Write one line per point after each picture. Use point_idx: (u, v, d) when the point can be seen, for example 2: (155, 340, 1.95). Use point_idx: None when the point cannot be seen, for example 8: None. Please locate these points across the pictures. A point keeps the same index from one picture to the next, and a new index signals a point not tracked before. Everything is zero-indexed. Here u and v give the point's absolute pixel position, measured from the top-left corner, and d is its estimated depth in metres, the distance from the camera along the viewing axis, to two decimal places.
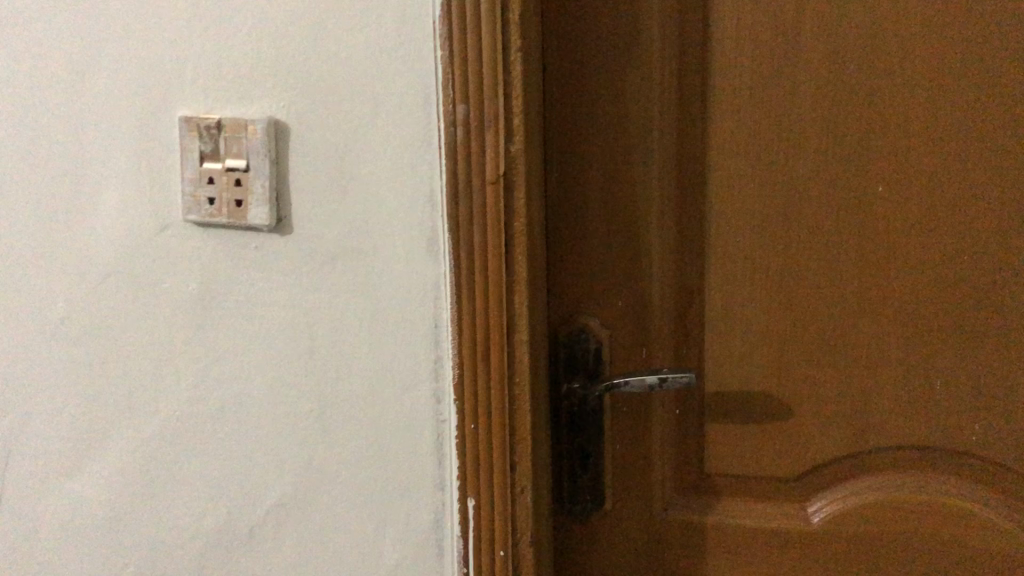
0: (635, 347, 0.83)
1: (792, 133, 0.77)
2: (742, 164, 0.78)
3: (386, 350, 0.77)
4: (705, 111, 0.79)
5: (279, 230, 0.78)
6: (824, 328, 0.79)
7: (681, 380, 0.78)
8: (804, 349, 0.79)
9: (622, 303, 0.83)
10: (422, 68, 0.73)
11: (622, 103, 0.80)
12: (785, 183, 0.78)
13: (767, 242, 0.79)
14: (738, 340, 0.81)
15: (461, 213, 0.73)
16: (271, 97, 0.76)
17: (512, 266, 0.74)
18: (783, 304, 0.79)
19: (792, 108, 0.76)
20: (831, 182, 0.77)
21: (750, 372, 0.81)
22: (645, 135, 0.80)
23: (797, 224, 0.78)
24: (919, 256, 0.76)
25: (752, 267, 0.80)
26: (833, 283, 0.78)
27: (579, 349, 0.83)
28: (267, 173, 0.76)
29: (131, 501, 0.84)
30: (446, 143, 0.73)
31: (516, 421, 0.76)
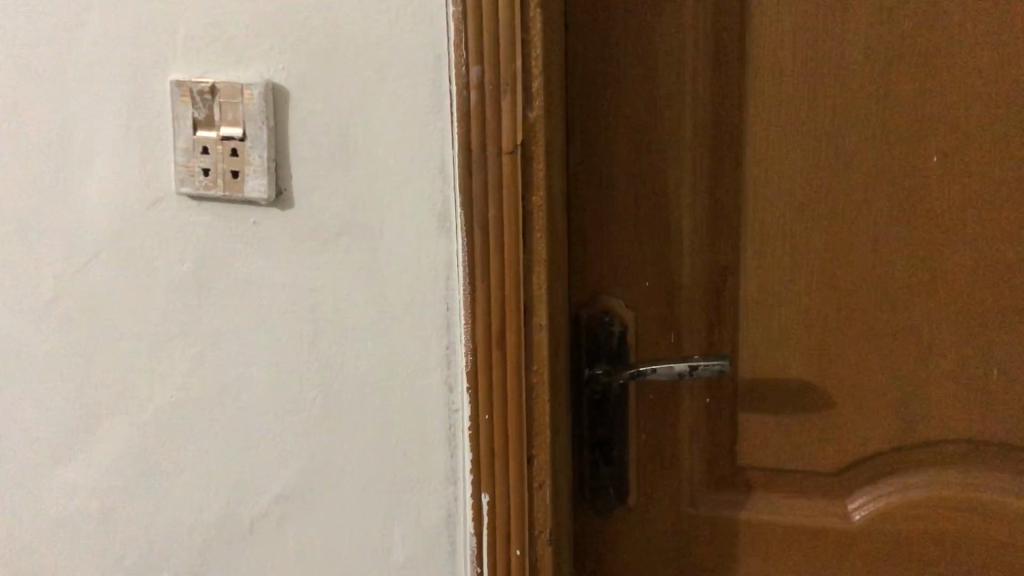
0: (662, 331, 0.77)
1: (837, 96, 0.70)
2: (781, 132, 0.71)
3: (395, 334, 0.72)
4: (743, 74, 0.72)
5: (279, 203, 0.72)
6: (868, 311, 0.72)
7: (713, 368, 0.72)
8: (846, 334, 0.73)
9: (649, 284, 0.77)
10: (433, 28, 0.67)
11: (651, 64, 0.73)
12: (828, 153, 0.71)
13: (807, 217, 0.72)
14: (774, 324, 0.74)
15: (474, 186, 0.67)
16: (268, 60, 0.70)
17: (530, 243, 0.68)
18: (823, 285, 0.73)
19: (837, 70, 0.69)
20: (860, 153, 0.70)
21: (787, 358, 0.75)
22: (676, 100, 0.73)
23: (841, 197, 0.71)
24: (953, 235, 0.70)
25: (790, 245, 0.73)
26: (859, 264, 0.72)
27: (602, 333, 0.77)
28: (265, 142, 0.70)
29: (129, 489, 0.80)
30: (459, 109, 0.67)
31: (533, 411, 0.70)
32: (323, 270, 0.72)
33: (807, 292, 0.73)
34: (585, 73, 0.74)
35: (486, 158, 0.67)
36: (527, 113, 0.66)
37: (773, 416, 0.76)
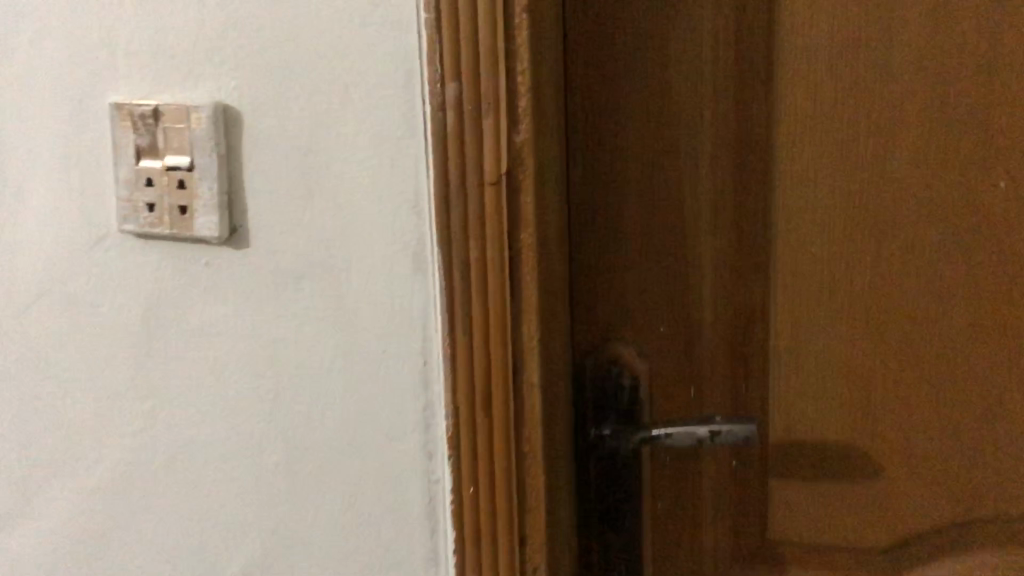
0: (680, 384, 0.67)
1: (883, 115, 0.61)
2: (819, 156, 0.62)
3: (365, 392, 0.62)
4: (772, 89, 0.62)
5: (232, 242, 0.63)
6: (920, 361, 0.63)
7: (742, 435, 0.62)
8: (894, 386, 0.64)
9: (664, 329, 0.66)
10: (403, 39, 0.57)
11: (665, 77, 0.63)
12: (873, 180, 0.62)
13: (849, 254, 0.63)
14: (812, 377, 0.65)
15: (453, 223, 0.58)
16: (218, 77, 0.61)
17: (519, 288, 0.58)
18: (869, 331, 0.64)
19: (883, 84, 0.61)
20: (909, 180, 0.62)
21: (827, 414, 0.65)
22: (695, 118, 0.63)
23: (888, 230, 0.62)
24: (991, 268, 0.62)
25: (830, 284, 0.64)
26: (888, 299, 0.63)
27: (608, 387, 0.67)
28: (216, 172, 0.61)
29: (76, 561, 0.71)
30: (434, 132, 0.57)
31: (525, 481, 0.60)
32: (285, 319, 0.63)
33: (834, 332, 0.64)
34: (587, 87, 0.64)
35: (466, 189, 0.57)
36: (514, 136, 0.56)
37: (807, 476, 0.66)
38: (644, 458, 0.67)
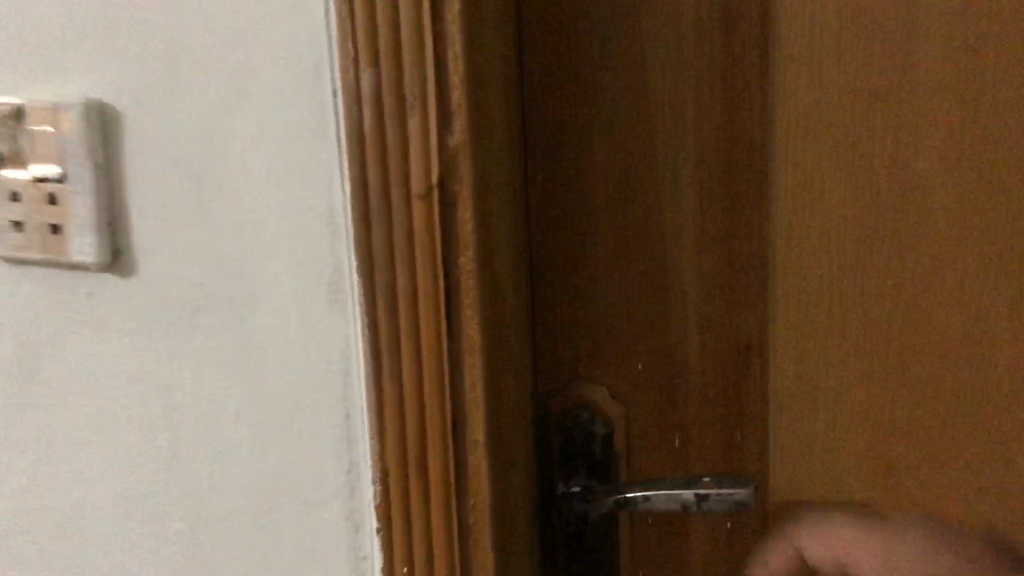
0: (661, 433, 0.58)
1: (903, 114, 0.52)
2: (827, 163, 0.54)
3: (277, 451, 0.51)
4: (767, 87, 0.54)
5: (117, 268, 0.52)
6: (951, 397, 0.55)
7: (737, 498, 0.54)
8: (922, 428, 0.56)
9: (642, 368, 0.57)
10: (308, 18, 0.46)
11: (639, 73, 0.54)
12: (893, 191, 0.53)
13: (866, 277, 0.55)
14: (823, 420, 0.57)
15: (374, 246, 0.46)
16: (95, 72, 0.51)
17: (458, 327, 0.47)
18: (890, 366, 0.55)
19: (902, 78, 0.52)
20: (935, 188, 0.53)
21: (841, 462, 0.57)
22: (675, 121, 0.54)
23: (912, 249, 0.54)
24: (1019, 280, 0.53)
25: (843, 312, 0.55)
26: (902, 320, 0.55)
27: (576, 437, 0.58)
28: (88, 185, 0.51)
29: None
30: (348, 134, 0.46)
31: (471, 562, 0.49)
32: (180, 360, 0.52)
33: (839, 357, 0.56)
34: None
35: (389, 206, 0.46)
36: (447, 139, 0.45)
37: None
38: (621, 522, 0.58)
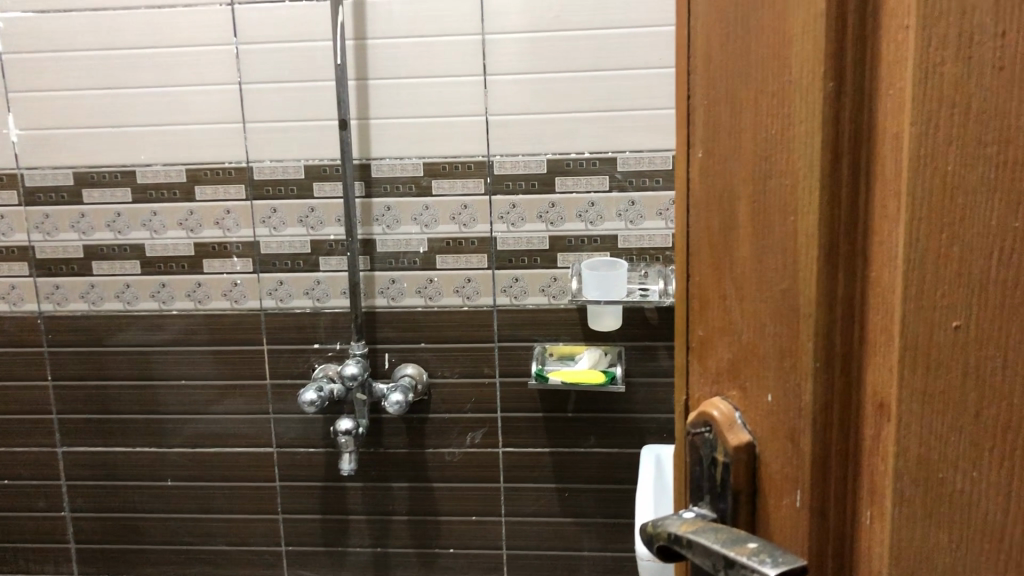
0: (731, 462, 0.47)
1: (881, 110, 0.38)
2: (858, 154, 0.39)
3: None
4: (766, 63, 0.43)
5: None
6: (980, 489, 0.37)
7: (775, 560, 0.40)
8: (949, 525, 0.38)
9: (710, 372, 0.51)
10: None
11: (699, 45, 0.49)
12: (887, 209, 0.38)
13: (883, 317, 0.39)
14: (865, 496, 0.41)
15: None
16: None
17: None
18: (905, 450, 0.38)
19: (884, 70, 0.38)
20: (910, 207, 0.37)
21: (874, 546, 0.40)
22: (727, 94, 0.47)
23: (918, 296, 0.37)
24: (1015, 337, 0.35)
25: (877, 366, 0.40)
26: (921, 388, 0.37)
27: (703, 477, 0.50)
28: None
29: None
30: None
31: None
32: None
33: (878, 421, 0.40)
34: None
35: None
36: None
37: None
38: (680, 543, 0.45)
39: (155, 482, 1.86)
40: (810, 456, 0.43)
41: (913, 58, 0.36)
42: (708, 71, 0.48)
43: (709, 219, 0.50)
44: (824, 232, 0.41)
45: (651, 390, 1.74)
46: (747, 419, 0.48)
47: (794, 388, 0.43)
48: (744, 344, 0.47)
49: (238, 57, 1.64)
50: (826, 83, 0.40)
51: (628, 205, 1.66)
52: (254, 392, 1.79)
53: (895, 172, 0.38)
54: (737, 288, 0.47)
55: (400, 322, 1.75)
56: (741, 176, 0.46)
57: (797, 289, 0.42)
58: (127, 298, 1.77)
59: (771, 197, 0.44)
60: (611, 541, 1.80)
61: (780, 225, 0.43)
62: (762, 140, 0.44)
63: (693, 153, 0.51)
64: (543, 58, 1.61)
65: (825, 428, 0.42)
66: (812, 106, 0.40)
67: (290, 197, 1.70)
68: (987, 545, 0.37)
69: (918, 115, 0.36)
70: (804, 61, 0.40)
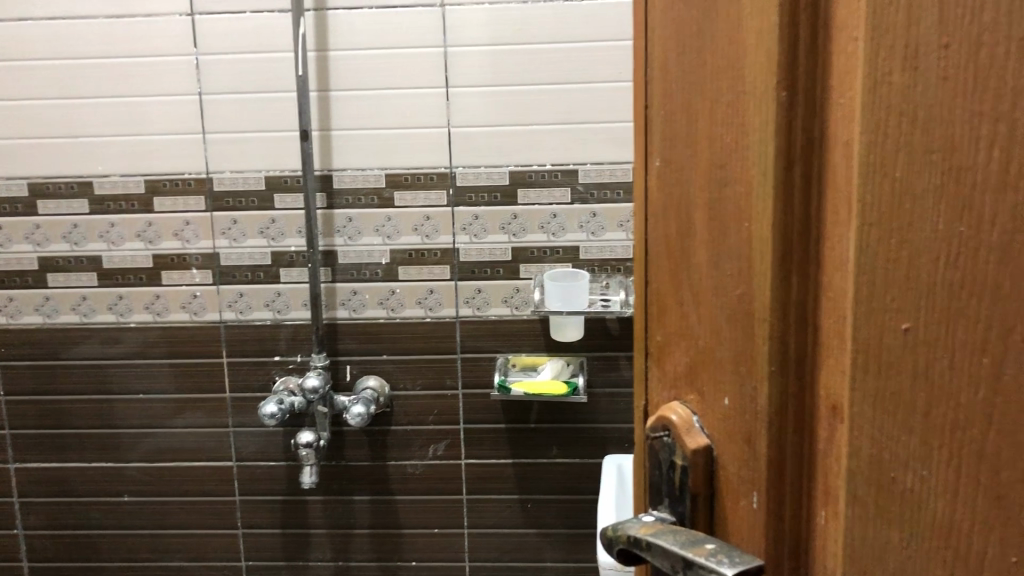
0: (691, 465, 0.48)
1: (832, 120, 0.39)
2: (811, 162, 0.40)
3: None
4: (721, 73, 0.44)
5: None
6: (930, 487, 0.38)
7: (733, 562, 0.41)
8: (899, 523, 0.39)
9: (668, 377, 0.52)
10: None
11: (656, 54, 0.50)
12: (839, 214, 0.39)
13: (835, 320, 0.40)
14: (820, 495, 0.42)
15: None
16: None
17: None
18: (857, 451, 0.39)
19: (834, 79, 0.39)
20: (860, 212, 0.38)
21: (828, 544, 0.41)
22: (683, 102, 0.47)
23: (868, 299, 0.38)
24: (962, 338, 0.36)
25: (830, 368, 0.41)
26: (872, 389, 0.38)
27: (664, 480, 0.51)
28: None
29: None
30: None
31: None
32: None
33: (832, 422, 0.41)
34: None
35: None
36: None
37: None
38: (640, 546, 0.45)
39: (111, 498, 1.83)
40: (767, 459, 0.43)
41: (862, 67, 0.37)
42: (664, 81, 0.49)
43: (667, 227, 0.51)
44: (778, 237, 0.41)
45: (613, 401, 1.75)
46: (705, 422, 0.48)
47: (751, 392, 0.44)
48: (701, 349, 0.48)
49: (198, 68, 1.63)
50: (778, 93, 0.40)
51: (589, 217, 1.68)
52: (213, 406, 1.77)
53: (845, 178, 0.39)
54: (694, 294, 0.48)
55: (362, 334, 1.75)
56: (697, 184, 0.47)
57: (753, 293, 0.43)
58: (83, 311, 1.75)
59: (726, 205, 0.44)
60: (573, 552, 1.81)
61: (736, 232, 0.44)
62: (718, 149, 0.45)
63: (651, 161, 0.52)
64: (505, 71, 1.62)
65: (780, 430, 0.43)
66: (765, 115, 0.41)
67: (250, 209, 1.68)
68: (935, 542, 0.38)
69: (866, 124, 0.37)
70: (758, 71, 0.41)
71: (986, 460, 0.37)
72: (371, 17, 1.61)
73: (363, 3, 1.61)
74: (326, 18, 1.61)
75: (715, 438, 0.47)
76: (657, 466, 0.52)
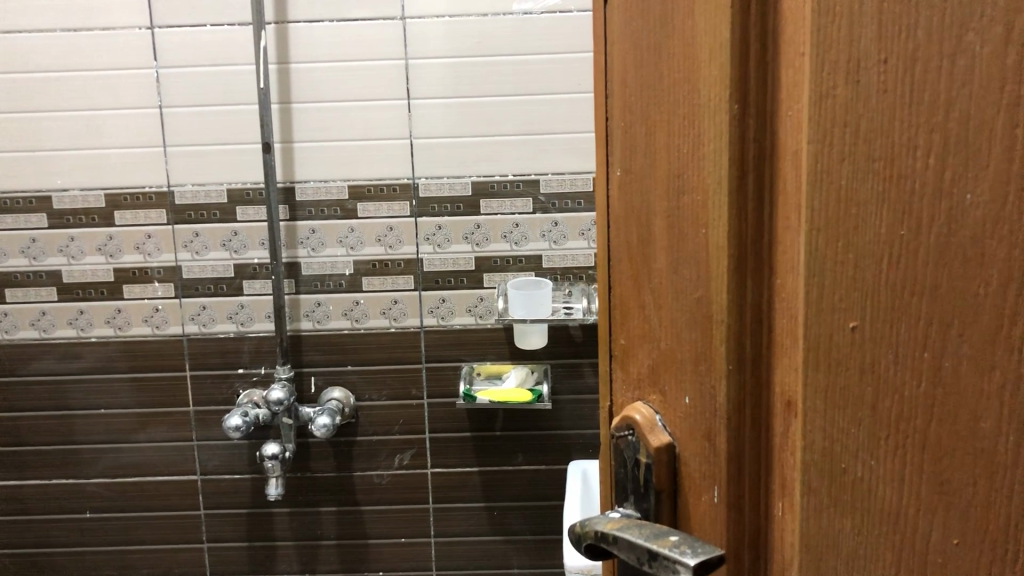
0: (656, 462, 0.50)
1: (781, 133, 0.42)
2: (763, 172, 0.43)
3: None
4: (677, 88, 0.46)
5: None
6: (875, 473, 0.40)
7: (697, 552, 0.43)
8: (849, 513, 0.41)
9: (632, 379, 0.54)
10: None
11: (615, 69, 0.52)
12: (789, 220, 0.42)
13: (788, 318, 0.42)
14: (777, 485, 0.44)
15: None
16: None
17: None
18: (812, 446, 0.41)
19: (783, 94, 0.41)
20: (811, 218, 0.40)
21: (785, 532, 0.44)
22: (643, 116, 0.49)
23: (817, 299, 0.40)
24: (905, 333, 0.39)
25: (785, 366, 0.43)
26: (823, 383, 0.41)
27: (629, 477, 0.53)
28: None
29: None
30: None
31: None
32: None
33: (787, 416, 0.43)
34: None
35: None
36: None
37: None
38: (608, 541, 0.47)
39: (73, 515, 1.81)
40: (726, 454, 0.46)
41: (808, 83, 0.39)
42: (624, 95, 0.51)
43: (628, 234, 0.53)
44: (733, 243, 0.44)
45: (577, 407, 1.77)
46: (668, 421, 0.50)
47: (709, 390, 0.46)
48: (662, 350, 0.50)
49: (158, 81, 1.63)
50: (731, 106, 0.43)
51: (551, 226, 1.70)
52: (176, 420, 1.76)
53: (795, 185, 0.41)
54: (655, 297, 0.50)
55: (326, 345, 1.75)
56: (656, 193, 0.49)
57: (710, 296, 0.45)
58: (42, 326, 1.73)
59: (684, 211, 0.47)
60: (540, 557, 1.83)
61: (693, 237, 0.46)
62: (677, 161, 0.47)
63: (613, 171, 0.54)
64: (466, 82, 1.64)
65: (738, 426, 0.45)
66: (719, 126, 0.43)
67: (211, 221, 1.68)
68: (884, 528, 0.40)
69: (813, 135, 0.39)
70: (711, 85, 0.44)
71: (928, 448, 0.39)
72: (332, 30, 1.62)
73: (324, 16, 1.62)
74: (287, 31, 1.62)
75: (677, 435, 0.49)
76: (623, 464, 0.54)
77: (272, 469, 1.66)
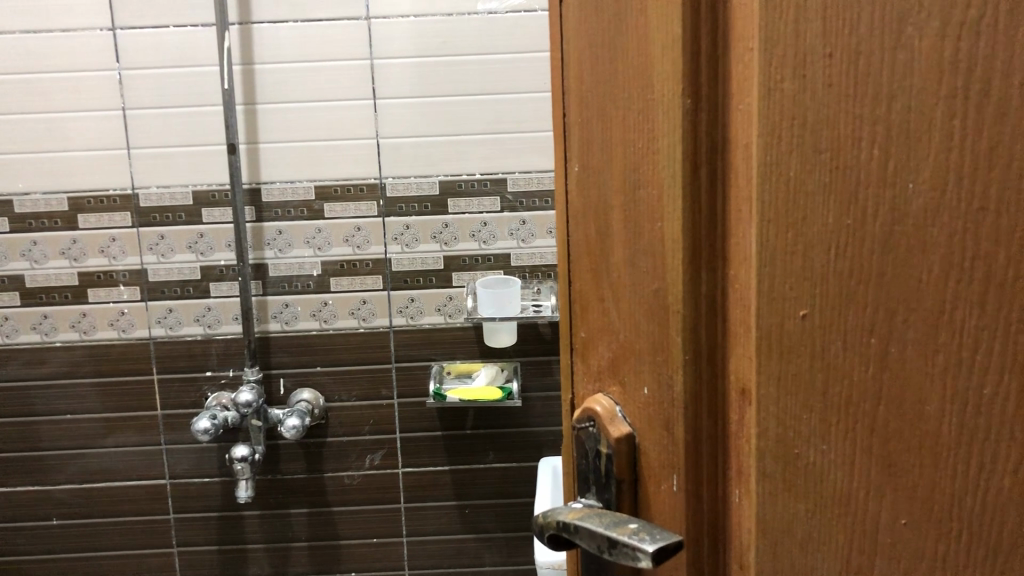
0: (618, 452, 0.51)
1: (733, 126, 0.42)
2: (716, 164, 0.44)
3: None
4: (631, 83, 0.47)
5: None
6: (826, 457, 0.41)
7: (656, 539, 0.43)
8: (803, 495, 0.42)
9: (592, 372, 0.55)
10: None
11: (571, 65, 0.53)
12: (741, 212, 0.43)
13: (742, 307, 0.43)
14: (735, 470, 0.45)
15: None
16: None
17: None
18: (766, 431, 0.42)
19: (734, 88, 0.42)
20: (760, 209, 0.41)
21: (743, 517, 0.45)
22: (599, 112, 0.50)
23: (769, 289, 0.41)
24: (854, 319, 0.40)
25: (739, 354, 0.44)
26: (775, 370, 0.42)
27: (591, 468, 0.53)
28: None
29: None
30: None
31: None
32: None
33: (744, 403, 0.44)
34: None
35: None
36: None
37: None
38: (570, 530, 0.48)
39: (40, 522, 1.79)
40: (683, 443, 0.47)
41: (757, 77, 0.40)
42: (581, 92, 0.52)
43: (587, 229, 0.54)
44: (688, 236, 0.45)
45: (547, 404, 1.77)
46: (627, 412, 0.51)
47: (667, 381, 0.47)
48: (621, 342, 0.51)
49: (121, 83, 1.62)
50: (684, 100, 0.43)
51: (519, 224, 1.71)
52: (144, 424, 1.75)
53: (746, 177, 0.42)
54: (613, 290, 0.51)
55: (295, 346, 1.74)
56: (613, 188, 0.50)
57: (666, 288, 0.46)
58: (6, 331, 1.71)
59: (640, 205, 0.47)
60: (512, 554, 1.83)
61: (649, 230, 0.47)
62: (632, 154, 0.48)
63: (571, 167, 0.54)
64: (432, 82, 1.64)
65: (695, 413, 0.46)
66: (672, 120, 0.44)
67: (177, 223, 1.67)
68: (835, 510, 0.41)
69: (763, 128, 0.40)
70: (664, 80, 0.44)
71: (876, 432, 0.40)
72: (297, 30, 1.62)
73: (288, 16, 1.61)
74: (251, 32, 1.61)
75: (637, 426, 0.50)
76: (584, 456, 0.54)
77: (242, 471, 1.65)
